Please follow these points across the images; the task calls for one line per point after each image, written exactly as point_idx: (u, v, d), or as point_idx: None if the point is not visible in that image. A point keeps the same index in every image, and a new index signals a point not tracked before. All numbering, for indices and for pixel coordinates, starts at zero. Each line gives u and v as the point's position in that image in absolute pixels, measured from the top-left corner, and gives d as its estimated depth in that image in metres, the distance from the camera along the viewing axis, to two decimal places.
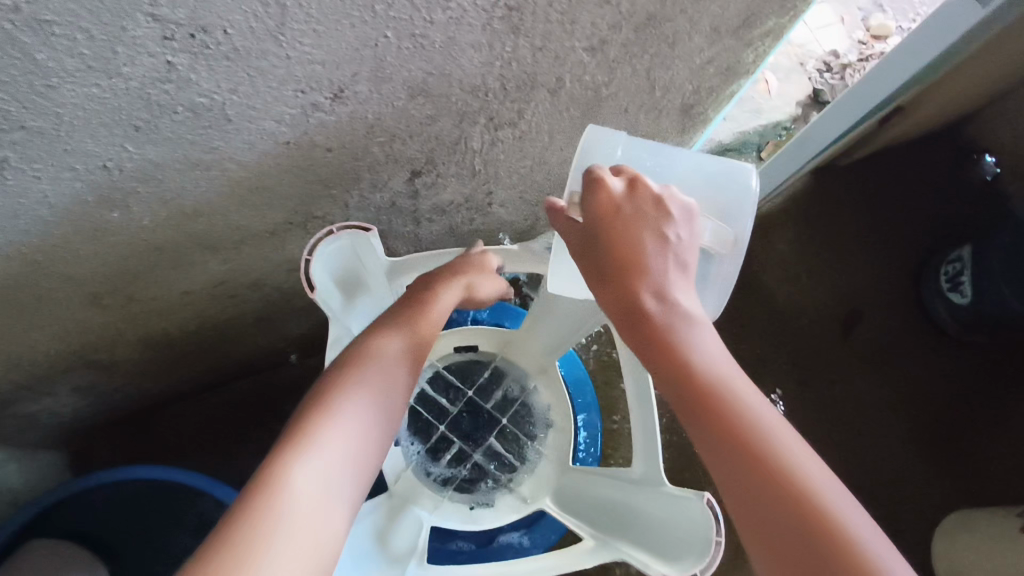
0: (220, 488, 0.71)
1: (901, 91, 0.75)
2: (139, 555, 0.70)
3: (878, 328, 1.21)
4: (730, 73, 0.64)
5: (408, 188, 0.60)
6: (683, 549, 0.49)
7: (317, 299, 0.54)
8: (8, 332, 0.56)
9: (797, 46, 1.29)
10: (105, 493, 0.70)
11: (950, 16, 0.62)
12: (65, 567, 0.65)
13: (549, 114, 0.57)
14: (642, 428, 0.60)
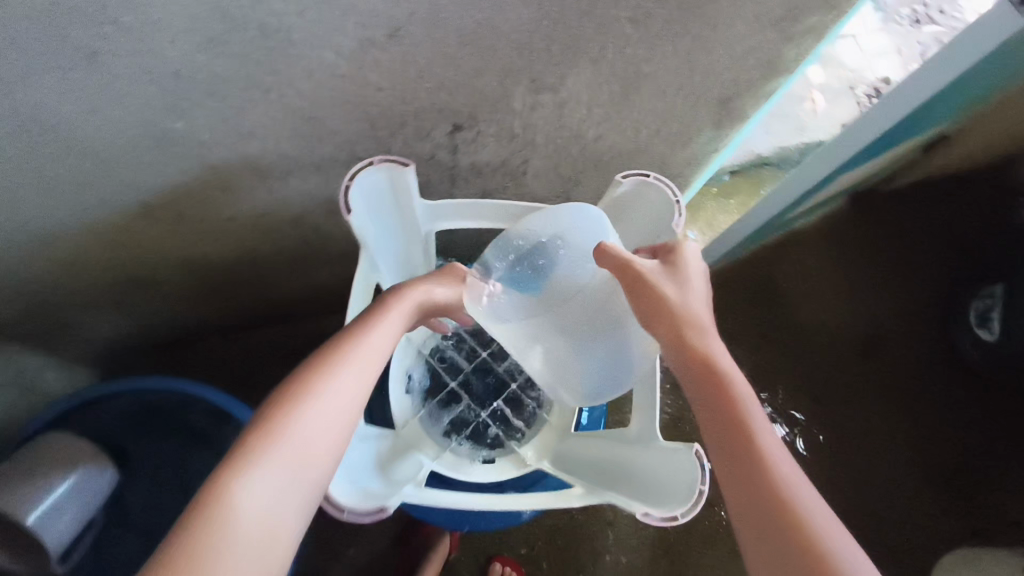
0: (241, 410, 0.75)
1: (942, 101, 0.75)
2: (159, 463, 0.74)
3: (900, 356, 1.21)
4: (770, 68, 0.67)
5: (449, 142, 0.64)
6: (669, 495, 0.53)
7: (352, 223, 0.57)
8: (69, 231, 0.61)
9: (848, 69, 1.28)
10: (138, 400, 0.75)
11: (996, 30, 0.62)
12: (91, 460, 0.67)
13: (589, 84, 0.60)
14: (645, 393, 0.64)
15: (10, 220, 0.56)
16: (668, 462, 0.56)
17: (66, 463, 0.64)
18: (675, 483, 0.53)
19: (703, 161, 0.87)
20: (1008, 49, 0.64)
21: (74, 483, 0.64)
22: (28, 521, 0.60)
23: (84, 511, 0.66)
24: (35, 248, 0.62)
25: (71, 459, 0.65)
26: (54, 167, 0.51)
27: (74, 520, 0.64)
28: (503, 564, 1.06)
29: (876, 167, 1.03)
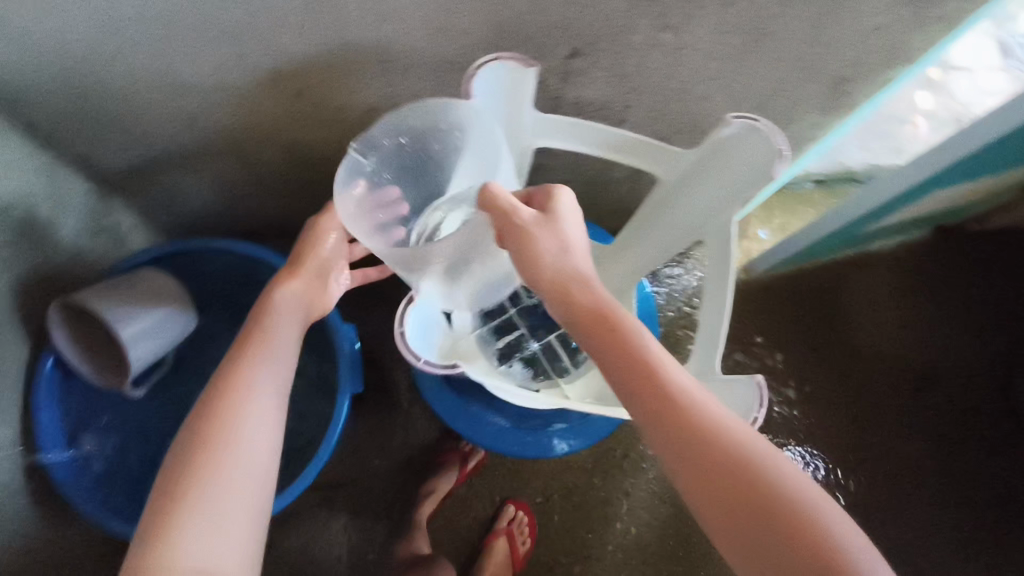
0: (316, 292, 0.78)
1: None
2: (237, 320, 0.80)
3: (954, 396, 1.17)
4: (892, 54, 0.67)
5: (562, 68, 0.66)
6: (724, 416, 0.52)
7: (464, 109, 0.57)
8: (200, 85, 0.65)
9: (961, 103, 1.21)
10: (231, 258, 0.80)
11: None
12: (174, 302, 0.75)
13: (712, 32, 0.61)
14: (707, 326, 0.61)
15: (158, 58, 0.61)
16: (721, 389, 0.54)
17: (160, 297, 0.73)
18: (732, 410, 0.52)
19: (799, 147, 0.87)
20: None
21: (161, 316, 0.73)
22: (120, 333, 0.69)
23: (160, 344, 0.76)
24: (168, 94, 0.67)
25: (162, 295, 0.73)
26: (212, 11, 0.55)
27: (151, 347, 0.74)
28: (517, 507, 1.08)
29: (973, 188, 1.02)
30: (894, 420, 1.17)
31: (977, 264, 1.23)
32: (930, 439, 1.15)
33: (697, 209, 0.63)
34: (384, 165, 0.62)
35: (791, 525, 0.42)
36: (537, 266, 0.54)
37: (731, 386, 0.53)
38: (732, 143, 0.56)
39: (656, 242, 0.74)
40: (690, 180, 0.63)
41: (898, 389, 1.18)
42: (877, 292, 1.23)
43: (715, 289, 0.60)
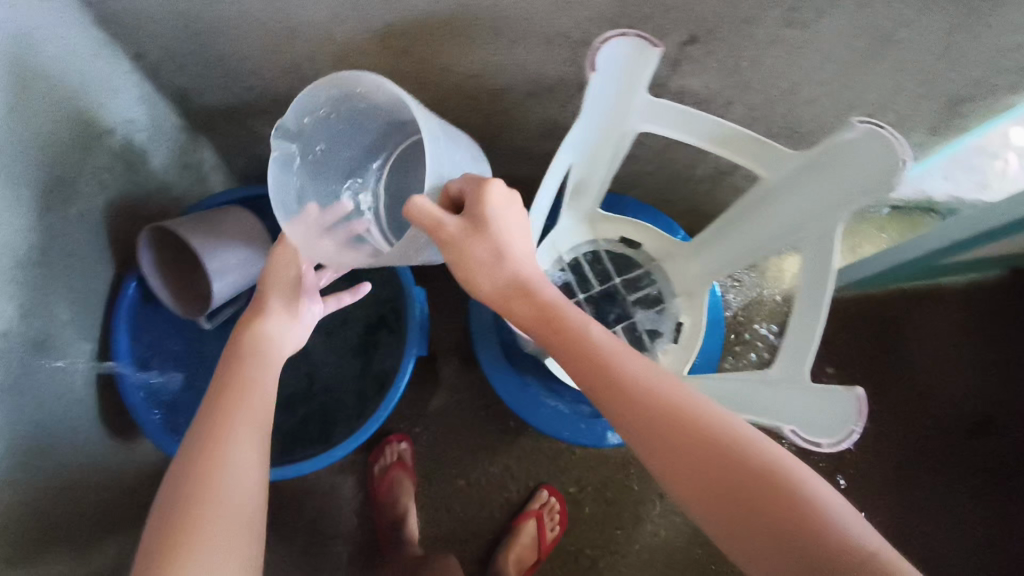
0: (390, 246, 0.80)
1: None
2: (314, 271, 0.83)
3: (1011, 445, 1.13)
4: (1020, 79, 0.64)
5: (675, 54, 0.65)
6: (826, 426, 0.51)
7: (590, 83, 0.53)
8: (312, 33, 0.66)
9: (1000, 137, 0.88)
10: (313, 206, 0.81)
11: None
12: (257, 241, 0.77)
13: (839, 33, 0.59)
14: (796, 328, 0.58)
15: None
16: (812, 398, 0.53)
17: (243, 234, 0.74)
18: (821, 423, 0.52)
19: None
20: None
21: (242, 254, 0.74)
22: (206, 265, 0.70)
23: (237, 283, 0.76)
24: (280, 38, 0.67)
25: (246, 233, 0.74)
26: None
27: (229, 285, 0.75)
28: (550, 493, 1.08)
29: None
30: (944, 462, 1.13)
31: None
32: (979, 485, 1.12)
33: (799, 213, 0.62)
34: (315, 138, 0.64)
35: (777, 519, 0.42)
36: (479, 276, 0.56)
37: (828, 397, 0.51)
38: (853, 146, 0.54)
39: (741, 243, 0.72)
40: (798, 182, 0.61)
41: (953, 430, 1.15)
42: (944, 328, 1.19)
43: (812, 297, 0.58)
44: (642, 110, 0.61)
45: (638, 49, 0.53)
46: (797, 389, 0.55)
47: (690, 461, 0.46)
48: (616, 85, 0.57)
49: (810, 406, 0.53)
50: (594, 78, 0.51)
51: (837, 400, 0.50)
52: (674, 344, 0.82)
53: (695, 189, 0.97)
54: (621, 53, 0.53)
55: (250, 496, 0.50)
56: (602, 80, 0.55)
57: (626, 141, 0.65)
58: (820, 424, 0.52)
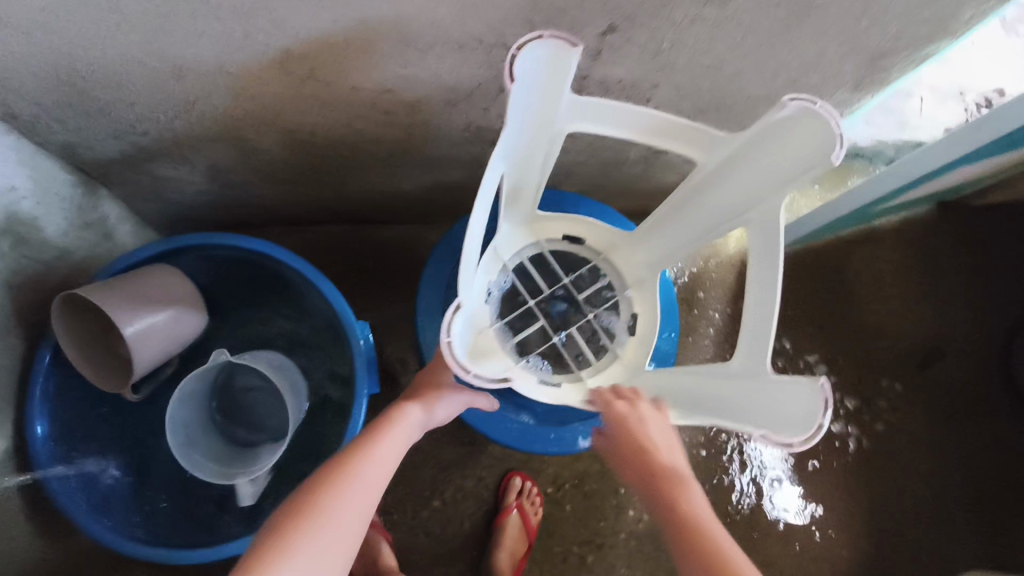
0: (324, 283, 0.76)
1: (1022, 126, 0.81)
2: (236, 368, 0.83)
3: (951, 375, 1.22)
4: (937, 28, 0.63)
5: (595, 45, 0.61)
6: (783, 421, 0.50)
7: (511, 93, 0.50)
8: (204, 66, 0.59)
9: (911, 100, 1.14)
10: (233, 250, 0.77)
11: None
12: (171, 297, 0.70)
13: (758, 4, 0.57)
14: (752, 323, 0.59)
15: (154, 39, 0.55)
16: (784, 395, 0.51)
17: (151, 295, 0.68)
18: (784, 422, 0.50)
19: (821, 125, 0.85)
20: None
21: (160, 313, 0.68)
22: (124, 332, 0.65)
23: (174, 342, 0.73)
24: (167, 76, 0.60)
25: (153, 295, 0.68)
26: None
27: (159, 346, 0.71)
28: (524, 479, 1.09)
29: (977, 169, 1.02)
30: (897, 400, 1.21)
31: (979, 243, 1.28)
32: (924, 414, 1.20)
33: (737, 190, 0.61)
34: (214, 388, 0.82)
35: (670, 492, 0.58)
36: None
37: (792, 387, 0.50)
38: (788, 125, 0.53)
39: (687, 229, 0.71)
40: (734, 167, 0.60)
41: (902, 366, 1.22)
42: (881, 270, 1.26)
43: (768, 279, 0.59)
44: (571, 109, 0.59)
45: (555, 55, 0.51)
46: (765, 384, 0.54)
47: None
48: (539, 89, 0.54)
49: (784, 404, 0.51)
50: (513, 89, 0.49)
51: (800, 394, 0.49)
52: (632, 338, 0.81)
53: (631, 171, 0.95)
54: (540, 57, 0.51)
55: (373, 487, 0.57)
56: (525, 89, 0.53)
57: (555, 143, 0.63)
58: (786, 423, 0.50)
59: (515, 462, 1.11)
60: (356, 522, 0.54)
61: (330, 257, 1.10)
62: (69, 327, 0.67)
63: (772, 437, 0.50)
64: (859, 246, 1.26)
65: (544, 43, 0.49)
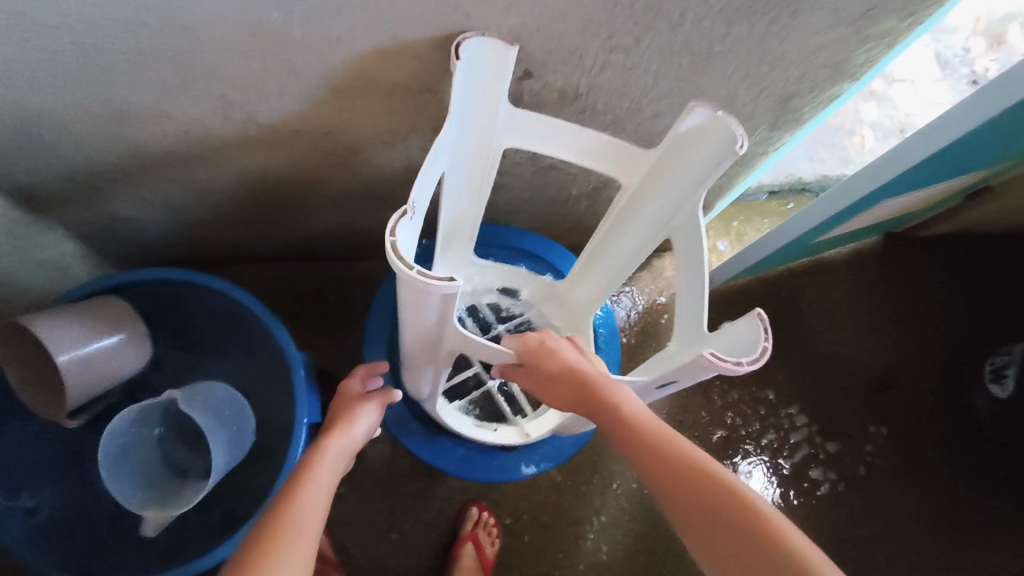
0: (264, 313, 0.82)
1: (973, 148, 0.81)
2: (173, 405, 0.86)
3: (904, 401, 1.24)
4: (838, 71, 0.68)
5: (516, 89, 0.65)
6: (738, 348, 0.62)
7: (456, 67, 0.56)
8: (145, 112, 0.63)
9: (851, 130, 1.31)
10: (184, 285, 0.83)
11: None
12: (113, 320, 0.76)
13: (661, 51, 0.61)
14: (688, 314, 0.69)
15: (96, 87, 0.58)
16: (723, 339, 0.64)
17: (89, 323, 0.72)
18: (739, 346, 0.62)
19: (751, 162, 0.89)
20: None
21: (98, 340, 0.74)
22: (59, 359, 0.69)
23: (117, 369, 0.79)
24: (112, 121, 0.64)
25: (94, 326, 0.73)
26: (150, 37, 0.53)
27: (102, 374, 0.76)
28: (481, 510, 1.09)
29: (905, 208, 1.09)
30: (853, 427, 1.23)
31: (928, 273, 1.32)
32: (887, 454, 1.22)
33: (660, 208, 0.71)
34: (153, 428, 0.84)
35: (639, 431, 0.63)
36: None
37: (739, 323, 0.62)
38: (696, 133, 0.63)
39: (623, 256, 0.80)
40: (655, 186, 0.70)
41: (857, 393, 1.25)
42: (833, 299, 1.29)
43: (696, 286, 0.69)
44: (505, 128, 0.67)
45: (494, 52, 0.57)
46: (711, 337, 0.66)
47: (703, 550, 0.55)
48: (478, 99, 0.63)
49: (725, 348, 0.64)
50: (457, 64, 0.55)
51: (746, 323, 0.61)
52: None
53: (578, 207, 0.99)
54: (482, 54, 0.57)
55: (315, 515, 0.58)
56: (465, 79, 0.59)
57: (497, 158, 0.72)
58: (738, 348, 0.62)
59: (474, 493, 1.12)
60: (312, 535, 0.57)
61: (292, 292, 1.12)
62: (8, 353, 0.70)
63: (718, 359, 0.61)
64: (811, 277, 1.30)
65: (484, 40, 0.56)
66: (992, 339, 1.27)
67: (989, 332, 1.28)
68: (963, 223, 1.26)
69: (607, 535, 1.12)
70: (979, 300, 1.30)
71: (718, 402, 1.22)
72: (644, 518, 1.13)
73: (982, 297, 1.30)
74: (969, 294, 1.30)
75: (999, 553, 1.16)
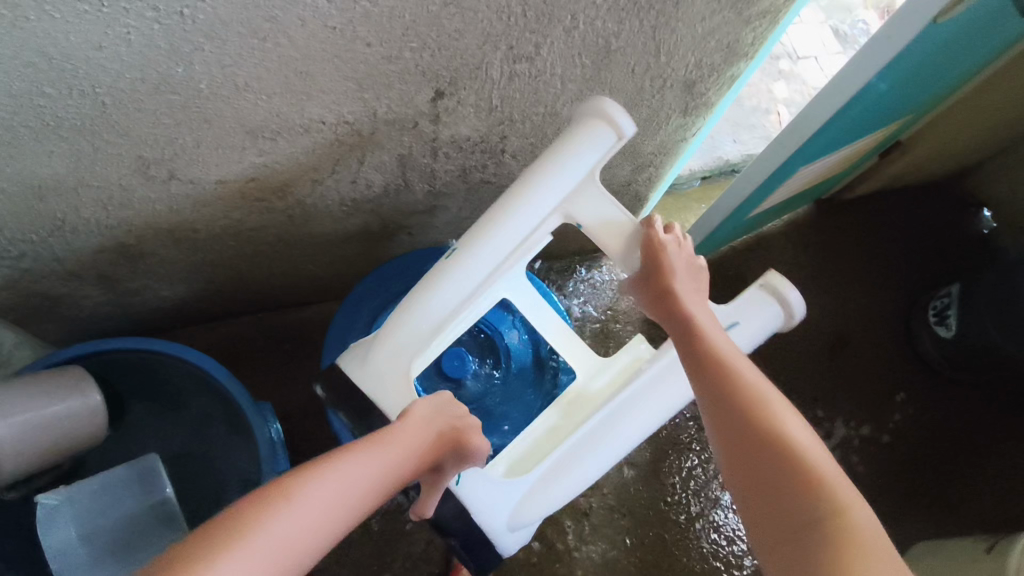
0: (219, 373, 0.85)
1: (869, 105, 0.86)
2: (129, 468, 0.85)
3: (861, 355, 1.29)
4: (731, 52, 0.71)
5: (431, 110, 0.67)
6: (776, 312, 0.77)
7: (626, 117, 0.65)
8: (62, 183, 0.63)
9: (762, 106, 1.36)
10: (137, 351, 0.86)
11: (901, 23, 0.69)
12: (54, 389, 0.72)
13: (562, 55, 0.64)
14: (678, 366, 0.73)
15: (5, 165, 0.58)
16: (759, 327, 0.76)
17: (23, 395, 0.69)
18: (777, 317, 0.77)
19: (673, 150, 0.93)
20: (916, 45, 0.73)
21: (42, 412, 0.70)
22: None
23: (89, 429, 0.76)
24: (29, 198, 0.63)
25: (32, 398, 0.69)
26: (53, 107, 0.53)
27: (51, 444, 0.71)
28: None
29: (824, 172, 1.13)
30: (819, 389, 1.25)
31: (860, 233, 1.38)
32: (918, 420, 1.24)
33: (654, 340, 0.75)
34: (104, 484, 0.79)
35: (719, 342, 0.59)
36: None
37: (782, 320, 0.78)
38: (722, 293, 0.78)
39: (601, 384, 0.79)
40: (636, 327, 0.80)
41: (818, 355, 1.28)
42: (778, 269, 1.34)
43: None
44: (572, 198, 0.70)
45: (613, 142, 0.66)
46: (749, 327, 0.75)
47: (750, 491, 0.48)
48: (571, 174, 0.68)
49: (763, 328, 0.76)
50: (627, 115, 0.65)
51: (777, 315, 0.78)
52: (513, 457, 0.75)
53: None
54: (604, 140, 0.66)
55: (303, 535, 0.45)
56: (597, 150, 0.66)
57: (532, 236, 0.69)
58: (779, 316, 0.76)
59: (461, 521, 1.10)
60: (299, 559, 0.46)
61: (248, 347, 1.11)
62: None
63: (773, 283, 0.77)
64: (753, 252, 1.34)
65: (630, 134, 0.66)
66: (930, 284, 1.34)
67: (928, 278, 1.34)
68: (883, 180, 1.33)
69: (602, 535, 1.11)
70: (914, 252, 1.36)
71: None
72: (635, 514, 1.12)
73: (915, 247, 1.37)
74: (905, 247, 1.36)
75: (981, 490, 1.19)
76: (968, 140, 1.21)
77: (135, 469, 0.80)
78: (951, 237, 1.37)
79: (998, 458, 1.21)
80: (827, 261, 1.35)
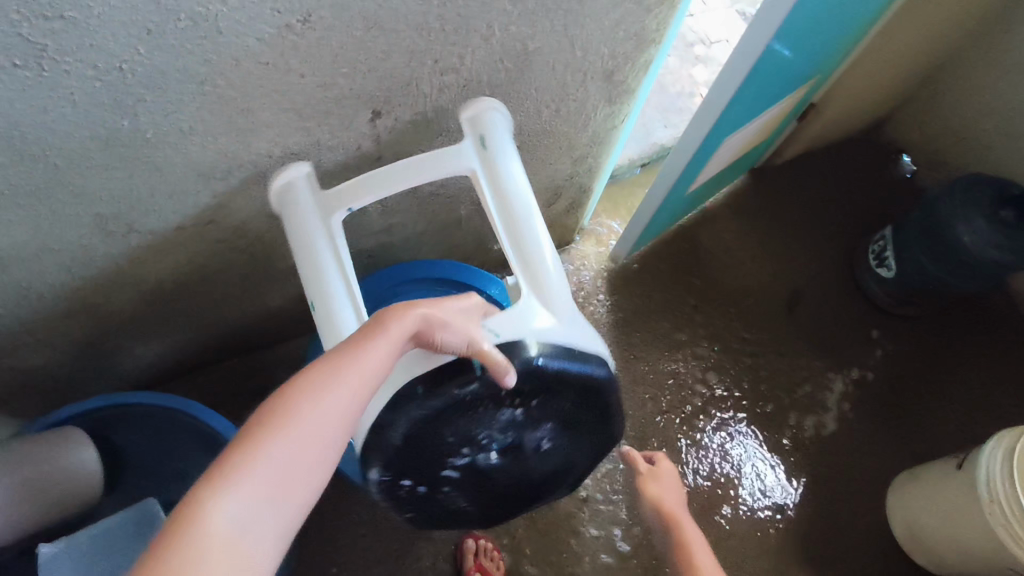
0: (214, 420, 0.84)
1: (774, 71, 0.92)
2: None
3: (816, 307, 1.35)
4: (640, 39, 0.77)
5: (370, 130, 0.71)
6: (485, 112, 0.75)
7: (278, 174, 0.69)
8: (23, 250, 0.64)
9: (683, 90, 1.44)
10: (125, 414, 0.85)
11: None
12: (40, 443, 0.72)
13: (485, 62, 0.69)
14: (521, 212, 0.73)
15: None
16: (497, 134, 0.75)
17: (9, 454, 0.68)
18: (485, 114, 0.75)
19: (605, 139, 0.98)
20: (802, 10, 0.79)
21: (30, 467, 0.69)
22: None
23: (86, 477, 0.75)
24: None
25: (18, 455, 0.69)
26: (7, 174, 0.55)
27: (48, 494, 0.71)
28: (476, 538, 1.08)
29: (751, 140, 1.20)
30: (783, 345, 1.31)
31: (796, 194, 1.46)
32: (886, 357, 1.31)
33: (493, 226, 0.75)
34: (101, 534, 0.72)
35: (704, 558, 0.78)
36: None
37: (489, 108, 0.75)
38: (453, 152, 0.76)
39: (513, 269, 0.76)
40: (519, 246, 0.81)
41: (776, 313, 1.34)
42: (727, 239, 1.40)
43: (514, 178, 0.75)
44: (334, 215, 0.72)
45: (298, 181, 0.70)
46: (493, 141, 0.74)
47: None
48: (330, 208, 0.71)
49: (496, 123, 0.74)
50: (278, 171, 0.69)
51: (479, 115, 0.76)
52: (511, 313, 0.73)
53: (471, 223, 1.05)
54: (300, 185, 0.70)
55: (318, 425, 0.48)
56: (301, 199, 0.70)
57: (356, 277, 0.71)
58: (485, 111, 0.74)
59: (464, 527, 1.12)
60: (324, 437, 0.48)
61: (228, 393, 1.12)
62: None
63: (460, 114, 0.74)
64: (700, 227, 1.41)
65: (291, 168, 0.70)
66: (867, 231, 1.42)
67: (864, 226, 1.42)
68: (808, 141, 1.42)
69: (601, 516, 1.14)
70: (848, 203, 1.45)
71: (661, 363, 1.28)
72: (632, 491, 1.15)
73: (848, 198, 1.45)
74: (840, 200, 1.45)
75: (947, 413, 1.26)
76: (875, 92, 1.30)
77: (135, 516, 0.75)
78: (878, 185, 1.46)
79: (958, 381, 1.29)
80: (769, 224, 1.43)
